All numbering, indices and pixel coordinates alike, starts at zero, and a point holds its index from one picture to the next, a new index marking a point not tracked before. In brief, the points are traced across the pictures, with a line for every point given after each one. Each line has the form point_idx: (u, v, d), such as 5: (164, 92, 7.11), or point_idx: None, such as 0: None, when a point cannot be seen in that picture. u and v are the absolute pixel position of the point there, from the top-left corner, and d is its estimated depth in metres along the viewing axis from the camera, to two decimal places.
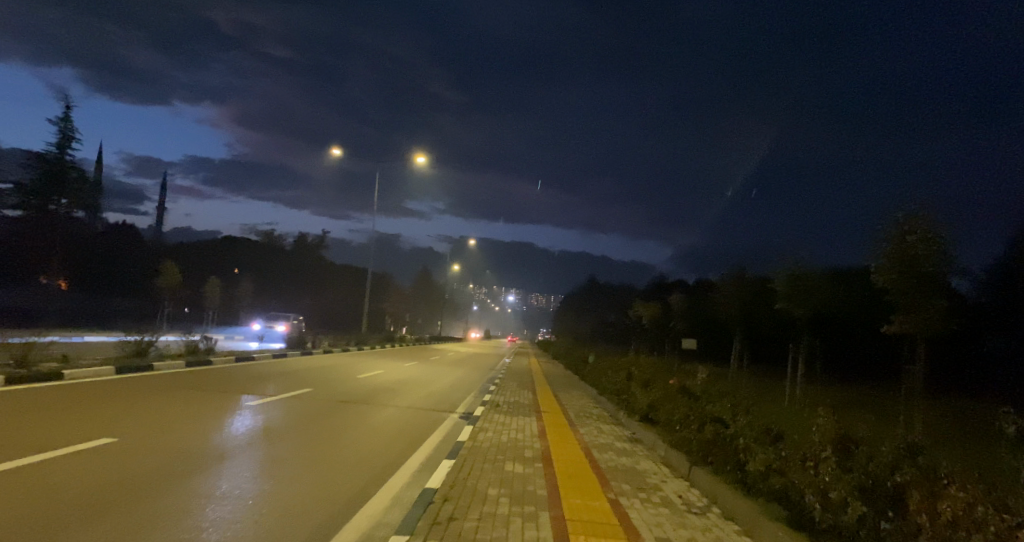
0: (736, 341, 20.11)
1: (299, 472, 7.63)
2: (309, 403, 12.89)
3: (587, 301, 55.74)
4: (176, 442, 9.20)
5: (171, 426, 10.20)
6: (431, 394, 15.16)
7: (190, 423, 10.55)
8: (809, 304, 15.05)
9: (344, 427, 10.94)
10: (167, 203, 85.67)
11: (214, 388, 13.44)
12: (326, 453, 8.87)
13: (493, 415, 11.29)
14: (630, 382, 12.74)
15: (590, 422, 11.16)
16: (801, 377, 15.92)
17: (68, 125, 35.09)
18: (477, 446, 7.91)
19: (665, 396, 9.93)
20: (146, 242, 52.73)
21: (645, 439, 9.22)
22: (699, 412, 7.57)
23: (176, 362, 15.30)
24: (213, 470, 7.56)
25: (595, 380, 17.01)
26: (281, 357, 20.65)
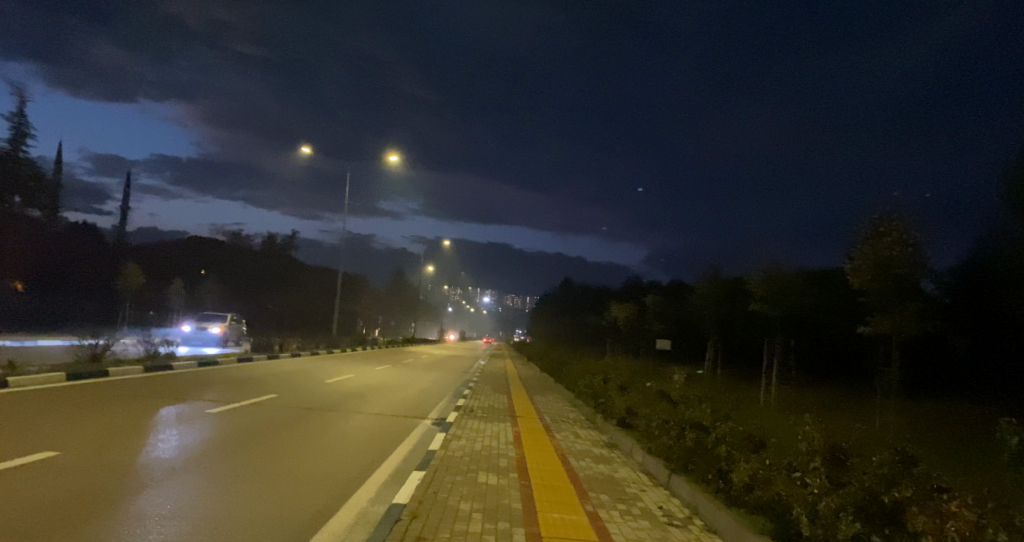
0: (711, 342, 20.18)
1: (259, 489, 7.21)
2: (273, 411, 12.39)
3: (562, 302, 55.68)
4: (126, 460, 8.64)
5: (121, 442, 9.61)
6: (403, 399, 14.77)
7: (142, 439, 9.97)
8: (783, 306, 15.12)
9: (309, 437, 10.49)
10: (131, 203, 83.22)
11: (173, 396, 12.83)
12: (290, 467, 8.45)
13: (467, 421, 10.96)
14: (606, 385, 12.55)
15: (567, 427, 10.92)
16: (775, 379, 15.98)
17: (23, 120, 33.65)
18: (449, 455, 7.59)
19: (643, 399, 9.76)
20: (107, 243, 51.01)
21: (622, 444, 9.03)
22: (679, 417, 7.40)
23: (134, 369, 14.60)
24: (164, 488, 7.09)
25: (571, 383, 16.81)
26: (247, 361, 20.00)
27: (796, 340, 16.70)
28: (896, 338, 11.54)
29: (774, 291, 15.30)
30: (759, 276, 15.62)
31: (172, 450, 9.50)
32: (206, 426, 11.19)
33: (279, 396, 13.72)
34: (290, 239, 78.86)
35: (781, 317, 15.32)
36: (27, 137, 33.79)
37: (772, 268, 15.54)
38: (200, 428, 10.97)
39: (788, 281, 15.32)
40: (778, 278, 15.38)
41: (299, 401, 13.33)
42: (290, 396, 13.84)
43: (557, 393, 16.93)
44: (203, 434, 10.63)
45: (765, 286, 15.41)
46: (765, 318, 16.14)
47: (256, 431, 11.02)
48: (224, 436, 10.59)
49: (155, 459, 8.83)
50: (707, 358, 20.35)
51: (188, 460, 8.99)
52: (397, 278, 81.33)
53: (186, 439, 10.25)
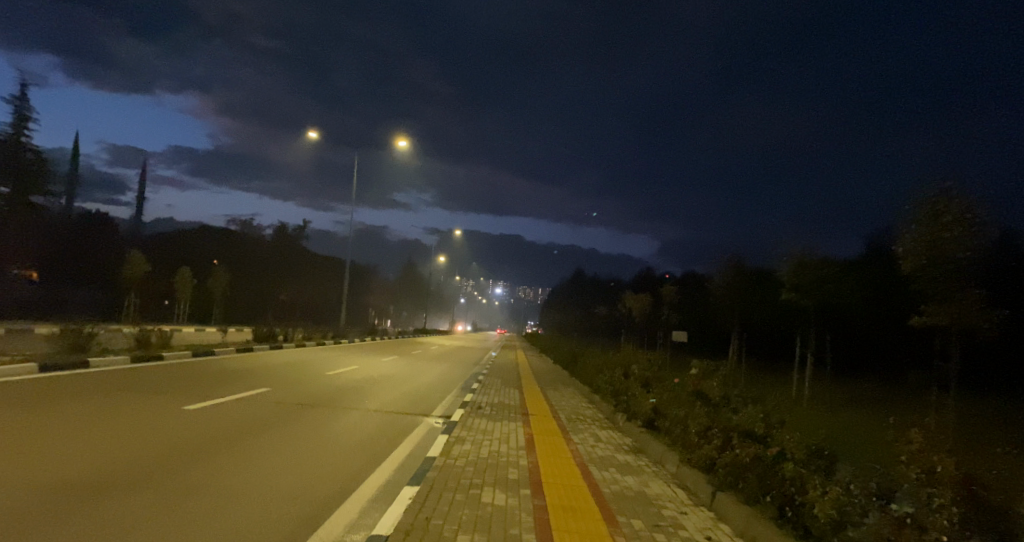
0: (734, 335, 19.00)
1: (219, 507, 6.09)
2: (260, 407, 11.33)
3: (574, 293, 54.68)
4: (77, 470, 7.57)
5: (79, 448, 8.57)
6: (406, 393, 13.72)
7: (105, 443, 8.93)
8: (818, 294, 13.98)
9: (295, 440, 9.42)
10: (145, 191, 82.99)
11: (154, 390, 11.84)
12: (264, 479, 7.33)
13: (472, 420, 9.84)
14: (626, 380, 11.42)
15: (584, 428, 9.78)
16: (808, 375, 14.82)
17: (24, 104, 32.98)
18: (448, 466, 6.46)
19: (674, 397, 8.63)
20: (117, 231, 50.63)
21: (650, 452, 7.90)
22: (722, 422, 6.23)
23: (120, 359, 13.61)
24: (108, 506, 6.01)
25: (587, 377, 15.75)
26: (244, 351, 19.02)
27: (831, 331, 15.51)
28: (956, 331, 10.22)
29: (808, 279, 14.11)
30: (789, 263, 14.43)
31: (137, 455, 8.44)
32: (184, 424, 10.14)
33: (271, 390, 12.71)
34: (301, 229, 78.23)
35: (815, 307, 14.16)
36: (30, 121, 33.05)
37: (806, 253, 14.32)
38: (180, 427, 9.97)
39: (823, 267, 14.08)
40: (813, 264, 14.16)
41: (291, 396, 12.26)
42: (282, 389, 12.81)
43: (572, 388, 15.82)
44: (177, 435, 9.59)
45: (797, 273, 14.18)
46: (798, 307, 15.00)
47: (239, 430, 10.00)
48: (202, 437, 9.53)
49: (113, 467, 7.77)
50: (731, 349, 19.22)
51: (152, 467, 7.93)
52: (407, 269, 80.51)
53: (159, 441, 9.21)
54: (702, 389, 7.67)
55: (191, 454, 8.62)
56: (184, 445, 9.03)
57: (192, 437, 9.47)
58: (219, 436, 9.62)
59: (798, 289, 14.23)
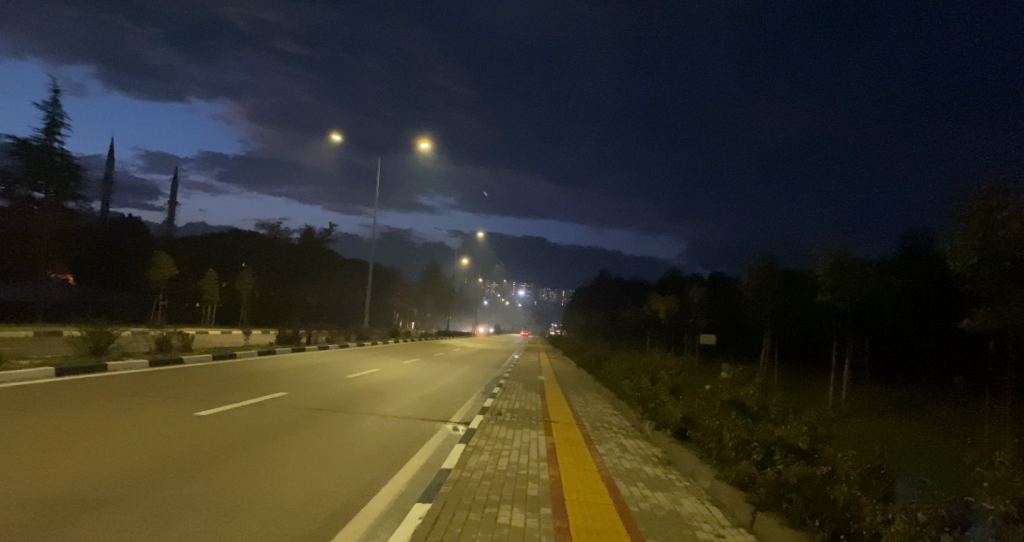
0: (765, 338, 18.23)
1: (218, 518, 5.72)
2: (274, 413, 11.06)
3: (599, 294, 53.93)
4: (77, 479, 7.28)
5: (84, 456, 8.32)
6: (425, 398, 13.38)
7: (111, 451, 8.68)
8: (855, 295, 13.31)
9: (307, 448, 9.09)
10: (175, 195, 84.73)
11: (171, 395, 11.69)
12: (270, 491, 6.97)
13: (491, 428, 9.39)
14: (653, 386, 10.88)
15: (610, 438, 9.28)
16: (846, 381, 14.06)
17: (57, 110, 33.62)
18: (463, 479, 6.05)
19: (707, 406, 8.08)
20: (147, 234, 51.48)
21: (680, 466, 7.36)
22: (762, 435, 5.68)
23: (139, 362, 13.53)
24: (100, 515, 5.68)
25: (612, 382, 15.24)
26: (265, 354, 18.93)
27: (871, 335, 14.74)
28: (1012, 335, 9.43)
29: (846, 280, 13.41)
30: (825, 264, 13.73)
31: (143, 464, 8.18)
32: (195, 431, 9.88)
33: (288, 394, 12.46)
34: (326, 231, 78.93)
35: (853, 309, 13.47)
36: (62, 127, 33.77)
37: (844, 254, 13.58)
38: (193, 434, 9.75)
39: (863, 268, 13.32)
40: (851, 265, 13.42)
41: (307, 400, 11.98)
42: (299, 394, 12.55)
43: (595, 392, 15.33)
44: (186, 443, 9.30)
45: (835, 275, 13.47)
46: (835, 309, 14.29)
47: (251, 436, 9.72)
48: (212, 445, 9.26)
49: (115, 476, 7.49)
50: (762, 352, 18.46)
51: (158, 476, 7.63)
52: (431, 271, 80.52)
53: (167, 449, 8.94)
54: (737, 398, 7.12)
55: (203, 461, 8.38)
56: (197, 453, 8.79)
57: (205, 444, 9.24)
58: (231, 442, 9.37)
59: (834, 291, 13.56)
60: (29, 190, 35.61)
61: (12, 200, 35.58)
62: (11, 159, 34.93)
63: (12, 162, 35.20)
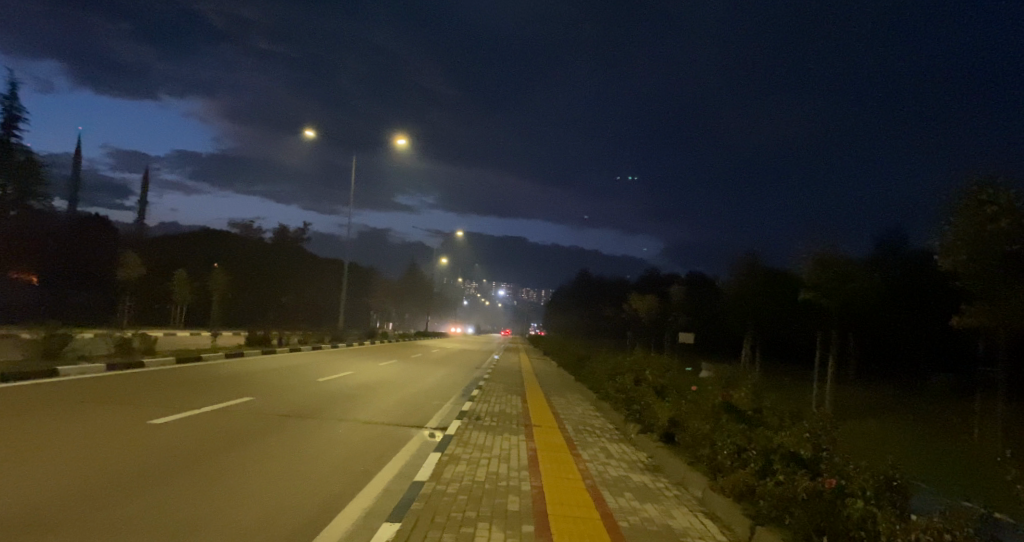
0: (748, 338, 18.15)
1: (158, 536, 5.08)
2: (237, 420, 10.40)
3: (578, 294, 53.73)
4: (3, 500, 6.53)
5: (18, 472, 7.55)
6: (401, 401, 12.85)
7: (50, 466, 7.91)
8: (839, 294, 13.29)
9: (270, 458, 8.47)
10: (145, 193, 82.41)
11: (127, 401, 10.98)
12: (224, 508, 6.36)
13: (469, 433, 8.90)
14: (638, 387, 10.52)
15: (595, 442, 8.85)
16: (831, 380, 13.93)
17: (15, 103, 32.22)
18: (437, 494, 5.56)
19: (696, 408, 7.70)
20: (114, 233, 49.77)
21: (669, 473, 6.96)
22: (761, 441, 5.27)
23: (95, 366, 12.73)
24: (28, 535, 5.05)
25: (595, 382, 14.89)
26: (234, 357, 18.17)
27: (856, 333, 14.65)
28: (1002, 332, 9.22)
29: (830, 278, 13.39)
30: (809, 262, 13.74)
31: (82, 480, 7.44)
32: (147, 442, 9.16)
33: (255, 399, 11.82)
34: (301, 230, 77.45)
35: (838, 307, 13.42)
36: (20, 121, 32.34)
37: (828, 252, 13.61)
38: (149, 444, 9.08)
39: (848, 266, 13.32)
40: (835, 263, 13.42)
41: (273, 406, 11.32)
42: (266, 399, 11.90)
43: (577, 394, 14.95)
44: (136, 455, 8.59)
45: (819, 272, 13.48)
46: (820, 307, 14.23)
47: (211, 447, 9.06)
48: (170, 456, 8.61)
49: (49, 495, 6.75)
50: (745, 351, 18.38)
51: (102, 493, 6.95)
52: (410, 271, 79.63)
53: (115, 463, 8.21)
54: (730, 400, 6.74)
55: (156, 475, 7.75)
56: (150, 466, 8.13)
57: (161, 456, 8.58)
58: (189, 453, 8.73)
59: (818, 290, 13.55)
60: None
61: None
62: None
63: None
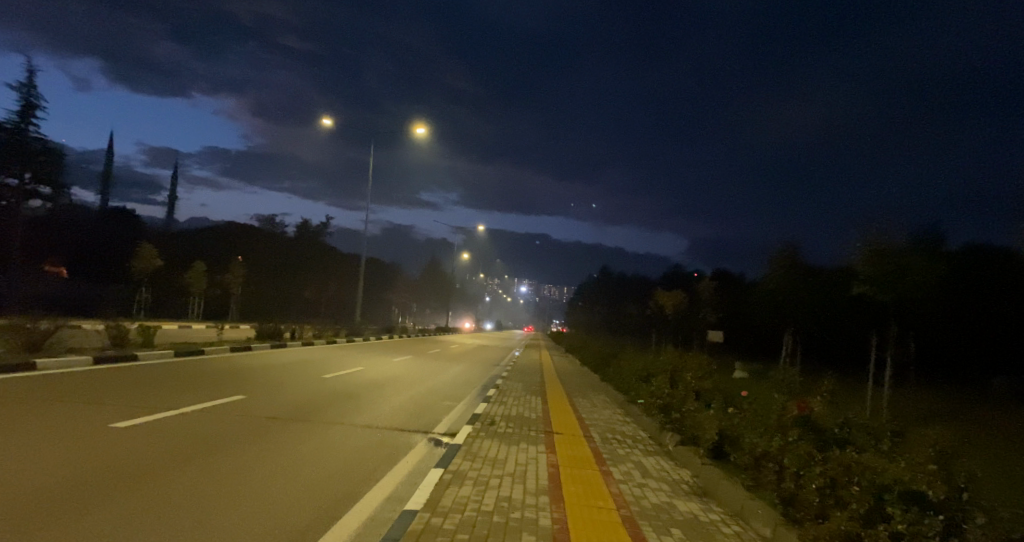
0: (788, 334, 16.76)
1: None
2: (222, 422, 9.29)
3: (602, 291, 52.24)
4: None
5: None
6: (409, 402, 11.67)
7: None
8: (895, 287, 11.94)
9: (248, 465, 7.31)
10: (173, 187, 83.14)
11: (108, 397, 9.99)
12: (169, 522, 5.11)
13: (479, 444, 7.64)
14: (674, 390, 9.17)
15: (626, 456, 7.53)
16: (888, 384, 12.48)
17: (32, 91, 31.86)
18: (430, 530, 4.33)
19: (753, 419, 6.35)
20: (133, 225, 49.53)
21: (722, 500, 5.62)
22: (865, 475, 3.87)
23: (80, 360, 11.80)
24: None
25: (623, 383, 13.58)
26: (238, 351, 17.23)
27: (914, 332, 13.21)
28: None
29: (886, 270, 12.01)
30: (862, 252, 12.40)
31: (20, 482, 6.26)
32: (121, 441, 8.13)
33: (248, 399, 10.73)
34: (323, 225, 77.08)
35: (895, 303, 12.09)
36: (36, 109, 31.97)
37: (884, 241, 12.18)
38: (122, 444, 8.03)
39: (907, 256, 11.91)
40: (892, 253, 12.03)
41: (264, 408, 10.21)
42: (259, 399, 10.82)
43: (602, 395, 13.72)
44: (97, 457, 7.45)
45: (872, 264, 12.14)
46: (874, 300, 12.87)
47: (186, 451, 7.94)
48: (141, 457, 7.55)
49: None
50: (784, 349, 16.99)
51: (51, 496, 5.87)
52: (432, 266, 78.73)
53: (70, 464, 7.09)
54: (805, 413, 5.35)
55: (118, 479, 6.65)
56: (113, 468, 7.03)
57: (131, 458, 7.49)
58: (161, 456, 7.64)
59: (872, 282, 12.21)
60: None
61: None
62: None
63: None
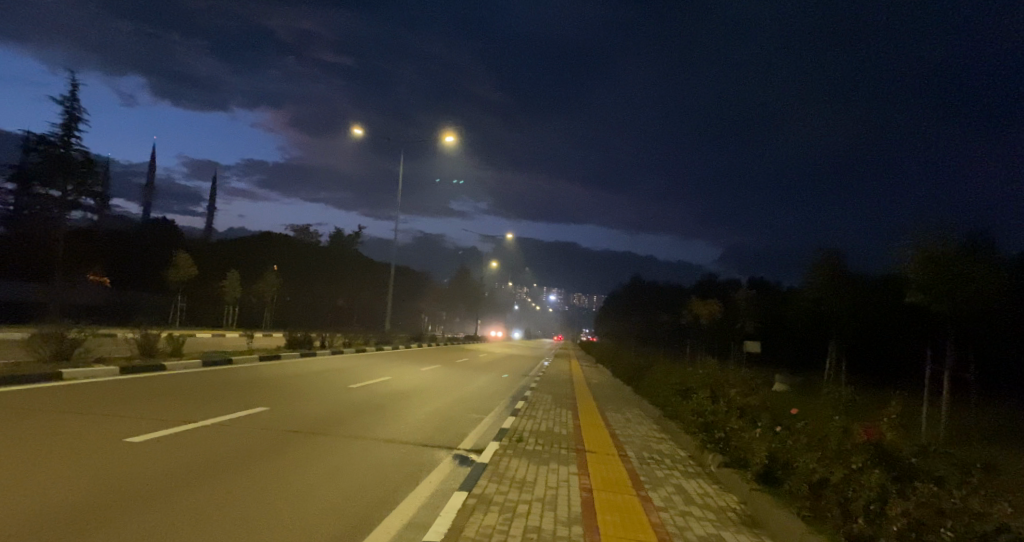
0: (832, 346, 15.89)
1: None
2: (242, 435, 9.03)
3: (633, 300, 51.27)
4: None
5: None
6: (435, 415, 11.27)
7: (5, 476, 6.57)
8: (952, 296, 11.11)
9: (262, 481, 6.96)
10: (212, 199, 85.19)
11: (133, 409, 9.87)
12: (174, 538, 4.77)
13: (507, 463, 7.18)
14: (716, 406, 8.55)
15: (665, 478, 6.96)
16: (945, 400, 11.59)
17: (75, 105, 32.86)
18: None
19: (808, 438, 5.74)
20: (171, 235, 50.65)
21: (774, 531, 5.02)
22: (960, 518, 3.31)
23: (107, 370, 11.80)
24: None
25: (658, 396, 12.97)
26: (265, 360, 17.16)
27: (973, 344, 12.30)
28: None
29: (941, 278, 11.20)
30: (914, 259, 11.61)
31: (33, 492, 6.05)
32: (144, 453, 7.94)
33: (271, 410, 10.49)
34: (354, 234, 77.80)
35: (952, 312, 11.23)
36: (78, 122, 32.94)
37: (938, 247, 11.38)
38: (144, 456, 7.84)
39: (965, 263, 11.07)
40: (948, 260, 11.22)
41: (286, 421, 9.93)
42: (283, 411, 10.58)
43: (635, 409, 13.13)
44: (113, 468, 7.21)
45: (926, 271, 11.35)
46: (928, 310, 12.00)
47: (208, 463, 7.71)
48: (162, 469, 7.33)
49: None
50: (828, 361, 16.11)
51: (67, 507, 5.65)
52: (462, 274, 78.57)
53: (92, 475, 6.92)
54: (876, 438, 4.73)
55: (138, 491, 6.41)
56: (134, 480, 6.83)
57: (152, 470, 7.28)
58: (182, 468, 7.41)
59: (926, 291, 11.39)
60: (45, 188, 34.47)
61: (23, 200, 34.58)
62: (28, 155, 34.02)
63: (28, 159, 34.22)
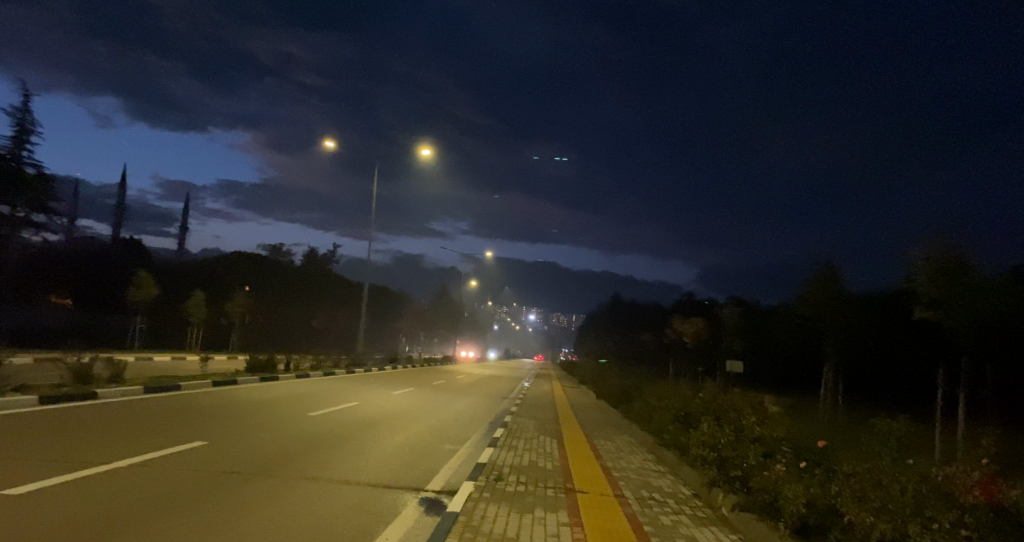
0: (829, 366, 14.98)
1: None
2: (176, 474, 7.70)
3: (614, 318, 50.50)
4: None
5: None
6: (401, 447, 9.98)
7: None
8: (969, 311, 10.17)
9: (190, 528, 5.66)
10: (185, 219, 82.93)
11: (46, 444, 8.42)
12: None
13: (484, 511, 5.92)
14: (726, 438, 7.42)
15: (677, 527, 5.75)
16: (960, 426, 10.62)
17: (27, 116, 31.04)
18: None
19: (863, 480, 4.67)
20: (133, 254, 48.38)
21: None
22: None
23: (23, 401, 10.26)
24: None
25: (651, 423, 11.83)
26: (219, 386, 15.61)
27: (988, 363, 11.39)
28: None
29: (954, 292, 10.33)
30: (923, 270, 10.77)
31: None
32: (47, 495, 6.56)
33: (212, 446, 9.14)
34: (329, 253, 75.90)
35: (970, 330, 10.26)
36: (30, 134, 31.11)
37: (951, 257, 10.49)
38: (48, 498, 6.46)
39: (979, 275, 10.22)
40: (962, 272, 10.34)
41: (231, 458, 8.61)
42: (228, 446, 9.24)
43: (625, 438, 11.95)
44: (21, 510, 5.91)
45: (939, 283, 10.47)
46: (940, 327, 11.11)
47: (127, 505, 6.38)
48: (69, 512, 6.00)
49: None
50: (824, 382, 15.20)
51: None
52: (442, 293, 77.10)
53: None
54: (996, 501, 3.60)
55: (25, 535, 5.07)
56: (27, 523, 5.48)
57: (54, 513, 5.92)
58: (94, 511, 6.08)
59: (940, 305, 10.49)
60: None
61: None
62: None
63: None
